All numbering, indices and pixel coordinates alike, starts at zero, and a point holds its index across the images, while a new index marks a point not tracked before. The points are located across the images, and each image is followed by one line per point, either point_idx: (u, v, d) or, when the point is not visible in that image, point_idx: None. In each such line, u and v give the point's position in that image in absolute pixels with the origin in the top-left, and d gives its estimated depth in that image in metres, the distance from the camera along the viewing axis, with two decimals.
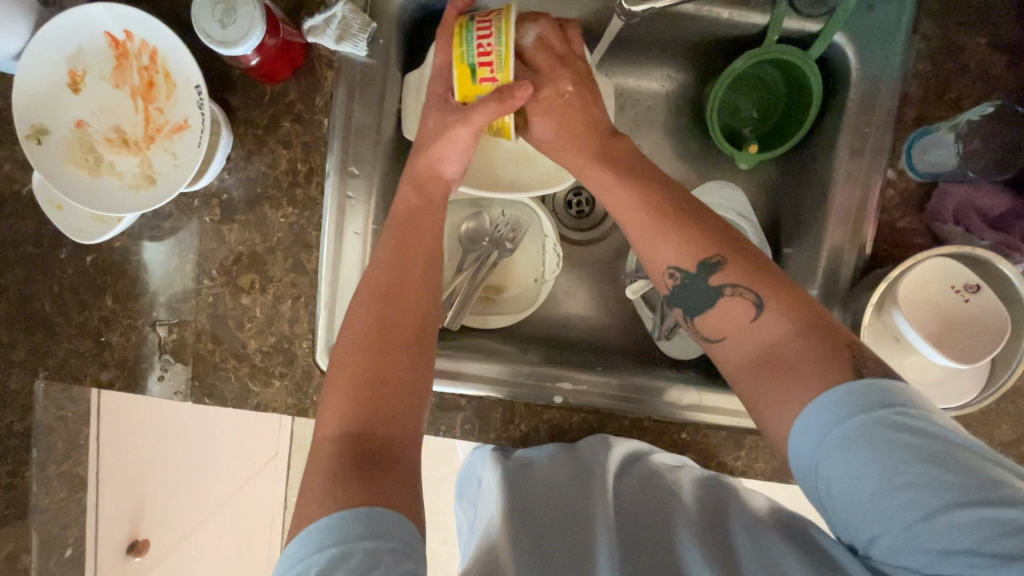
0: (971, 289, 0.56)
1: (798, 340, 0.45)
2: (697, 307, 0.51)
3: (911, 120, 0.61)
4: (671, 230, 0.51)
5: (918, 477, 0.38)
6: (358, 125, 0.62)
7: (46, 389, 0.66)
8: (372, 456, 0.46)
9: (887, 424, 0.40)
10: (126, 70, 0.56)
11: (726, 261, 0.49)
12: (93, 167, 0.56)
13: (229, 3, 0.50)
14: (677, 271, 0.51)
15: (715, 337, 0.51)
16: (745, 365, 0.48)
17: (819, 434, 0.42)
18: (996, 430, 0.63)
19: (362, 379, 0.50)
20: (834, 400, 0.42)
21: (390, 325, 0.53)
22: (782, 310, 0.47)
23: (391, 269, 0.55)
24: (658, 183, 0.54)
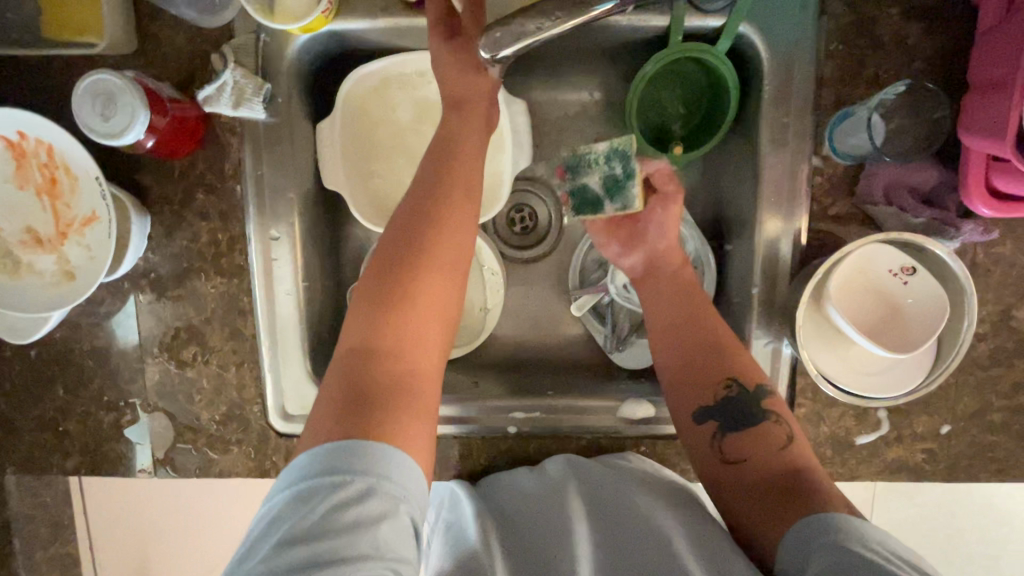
0: (907, 272, 0.54)
1: (798, 477, 0.49)
2: (727, 425, 0.55)
3: (832, 102, 0.58)
4: (725, 355, 0.57)
5: None
6: (273, 187, 0.61)
7: (18, 481, 0.68)
8: (383, 380, 0.47)
9: (849, 553, 0.41)
10: (27, 170, 0.55)
11: (776, 394, 0.55)
12: (13, 271, 0.56)
13: (107, 94, 0.50)
14: (733, 385, 0.56)
15: (736, 457, 0.53)
16: (758, 484, 0.50)
17: (797, 545, 0.44)
18: (956, 403, 0.62)
19: (389, 300, 0.51)
20: (810, 522, 0.44)
21: (421, 276, 0.52)
22: (805, 456, 0.51)
23: (416, 214, 0.54)
24: (717, 318, 0.60)
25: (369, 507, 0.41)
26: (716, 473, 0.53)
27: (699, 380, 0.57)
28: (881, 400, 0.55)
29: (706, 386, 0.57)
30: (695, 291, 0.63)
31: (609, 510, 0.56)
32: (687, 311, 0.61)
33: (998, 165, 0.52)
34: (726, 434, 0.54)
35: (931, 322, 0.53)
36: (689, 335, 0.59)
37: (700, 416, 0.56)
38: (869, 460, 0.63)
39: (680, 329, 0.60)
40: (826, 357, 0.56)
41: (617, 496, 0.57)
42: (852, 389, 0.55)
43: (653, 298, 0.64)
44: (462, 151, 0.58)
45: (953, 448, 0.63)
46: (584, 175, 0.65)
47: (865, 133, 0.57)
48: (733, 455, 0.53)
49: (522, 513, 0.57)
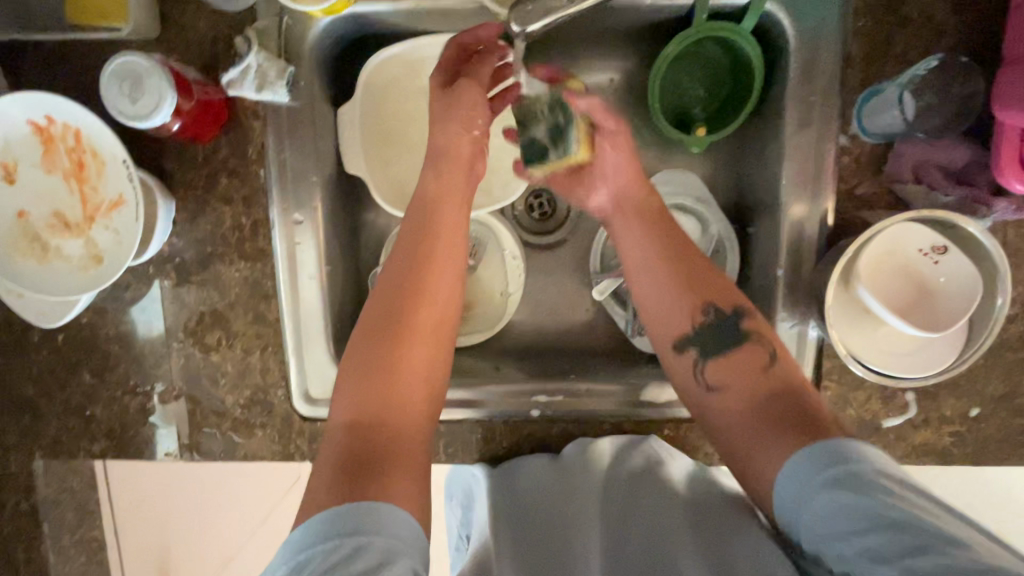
0: (938, 251, 0.54)
1: (786, 397, 0.53)
2: (711, 350, 0.57)
3: (860, 80, 0.57)
4: (704, 281, 0.59)
5: (882, 524, 0.41)
6: (295, 171, 0.61)
7: (46, 466, 0.69)
8: (362, 457, 0.49)
9: (854, 485, 0.44)
10: (54, 155, 0.56)
11: (754, 312, 0.57)
12: (41, 255, 0.57)
13: (135, 76, 0.50)
14: (712, 309, 0.57)
15: (715, 385, 0.56)
16: (741, 407, 0.54)
17: (800, 479, 0.47)
18: (985, 385, 0.62)
19: (372, 373, 0.53)
20: (821, 448, 0.47)
21: (409, 323, 0.56)
22: (787, 371, 0.54)
23: (401, 284, 0.57)
24: (690, 246, 0.61)
25: (365, 560, 0.42)
26: (703, 402, 0.56)
27: (680, 312, 0.58)
28: (912, 381, 0.54)
29: (684, 315, 0.58)
30: (670, 219, 0.63)
31: (627, 510, 0.58)
32: (662, 247, 0.60)
33: None
34: (708, 360, 0.57)
35: (963, 301, 0.53)
36: (668, 270, 0.59)
37: (681, 347, 0.58)
38: (896, 444, 0.63)
39: (658, 266, 0.60)
40: (855, 339, 0.56)
41: (631, 493, 0.59)
42: (882, 370, 0.55)
43: (626, 232, 0.62)
44: (446, 203, 0.60)
45: (981, 431, 0.62)
46: (530, 127, 0.63)
47: (897, 112, 0.55)
48: (714, 382, 0.56)
49: (536, 500, 0.61)
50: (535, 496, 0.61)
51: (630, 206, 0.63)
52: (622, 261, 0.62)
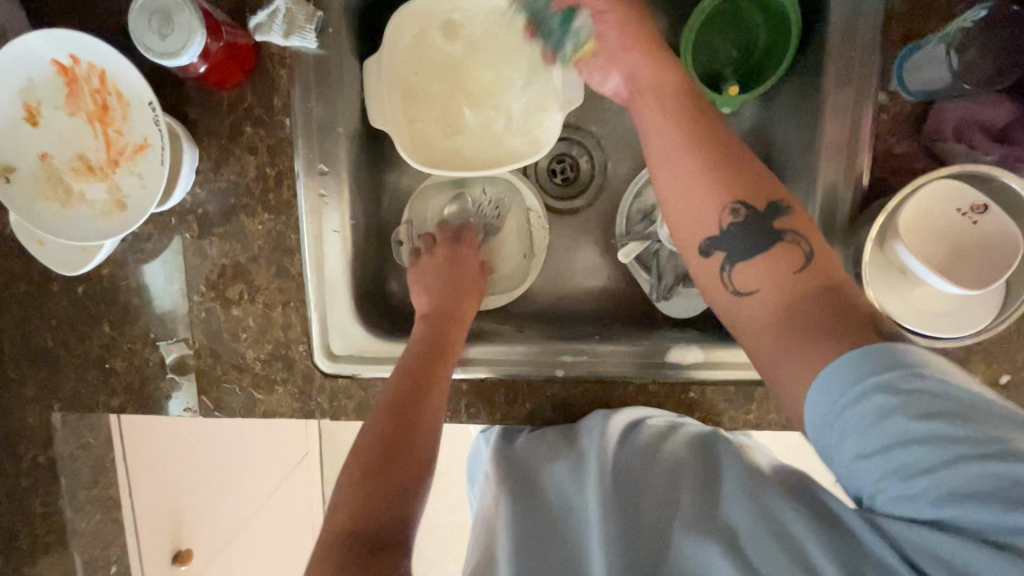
0: (978, 210, 0.53)
1: (828, 296, 0.43)
2: (738, 253, 0.47)
3: (901, 36, 0.56)
4: (737, 171, 0.49)
5: (925, 433, 0.36)
6: (321, 121, 0.60)
7: (64, 419, 0.68)
8: (378, 542, 0.46)
9: (895, 401, 0.37)
10: (79, 96, 0.55)
11: (793, 208, 0.48)
12: (64, 199, 0.56)
13: (164, 11, 0.49)
14: (742, 207, 0.47)
15: (743, 291, 0.47)
16: (774, 315, 0.44)
17: (829, 399, 0.39)
18: (1020, 352, 0.60)
19: (369, 490, 0.49)
20: (851, 360, 0.39)
21: (405, 433, 0.53)
22: (827, 271, 0.44)
23: (397, 414, 0.55)
24: (723, 132, 0.50)
25: None
26: (727, 308, 0.48)
27: (705, 205, 0.48)
28: (945, 340, 0.54)
29: (710, 210, 0.48)
30: (699, 107, 0.52)
31: (631, 483, 0.58)
32: (687, 132, 0.50)
33: None
34: (732, 265, 0.48)
35: (1002, 261, 0.52)
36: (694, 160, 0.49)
37: (705, 249, 0.48)
38: None
39: (675, 156, 0.50)
40: (891, 298, 0.55)
41: (640, 475, 0.58)
42: (916, 329, 0.55)
43: (648, 121, 0.53)
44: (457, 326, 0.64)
45: (1014, 400, 0.61)
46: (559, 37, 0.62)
47: (942, 66, 0.53)
48: (742, 286, 0.47)
49: (547, 484, 0.62)
50: (548, 481, 0.62)
51: (659, 87, 0.54)
52: (648, 162, 0.52)
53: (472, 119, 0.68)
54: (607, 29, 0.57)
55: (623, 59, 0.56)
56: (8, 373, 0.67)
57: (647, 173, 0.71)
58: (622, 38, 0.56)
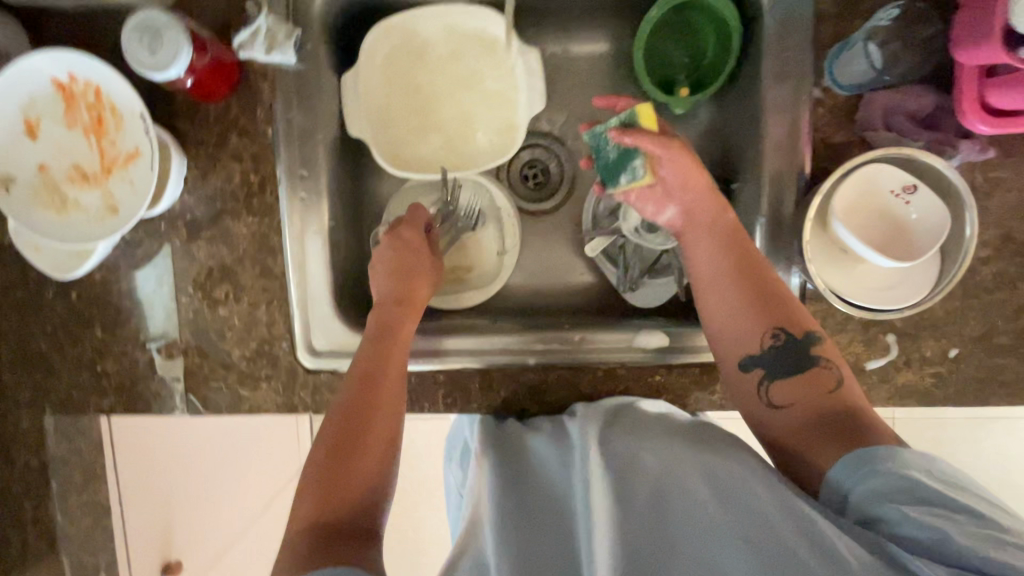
0: (909, 190, 0.57)
1: (844, 419, 0.50)
2: (776, 372, 0.55)
3: (829, 37, 0.62)
4: (772, 292, 0.58)
5: (931, 509, 0.43)
6: (302, 130, 0.65)
7: (56, 422, 0.71)
8: (338, 542, 0.47)
9: (899, 474, 0.45)
10: (76, 111, 0.59)
11: (824, 338, 0.55)
12: (60, 206, 0.60)
13: (153, 30, 0.54)
14: (781, 333, 0.56)
15: (779, 402, 0.54)
16: (803, 426, 0.52)
17: (848, 467, 0.47)
18: (964, 326, 0.64)
19: (329, 489, 0.50)
20: (857, 455, 0.47)
21: (362, 423, 0.54)
22: (854, 397, 0.52)
23: (354, 408, 0.55)
24: (757, 254, 0.60)
25: None
26: (764, 420, 0.55)
27: (748, 329, 0.57)
28: (887, 313, 0.58)
29: (753, 332, 0.57)
30: (739, 232, 0.62)
31: (628, 458, 0.55)
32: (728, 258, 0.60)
33: (991, 82, 0.55)
34: (770, 381, 0.55)
35: (933, 236, 0.56)
36: (725, 260, 0.60)
37: (746, 365, 0.56)
38: (881, 385, 0.64)
39: (722, 283, 0.59)
40: (835, 276, 0.59)
41: (635, 451, 0.55)
42: (861, 305, 0.58)
43: (697, 247, 0.62)
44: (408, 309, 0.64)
45: (963, 372, 0.64)
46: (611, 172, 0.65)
47: (865, 60, 0.59)
48: (779, 400, 0.54)
49: (541, 472, 0.60)
50: (541, 470, 0.60)
51: (718, 220, 0.62)
52: (697, 281, 0.62)
53: (450, 115, 0.74)
54: (666, 171, 0.62)
55: (681, 196, 0.63)
56: (4, 379, 0.70)
57: None
58: (682, 180, 0.63)
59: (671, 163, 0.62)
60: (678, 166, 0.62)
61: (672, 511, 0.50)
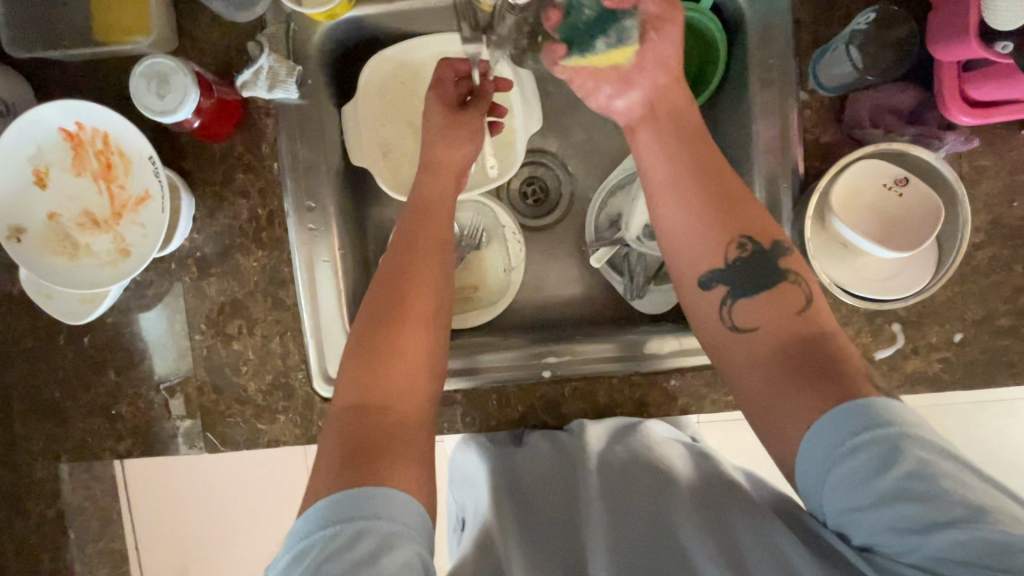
0: (901, 183, 0.59)
1: (816, 345, 0.50)
2: (738, 290, 0.55)
3: (810, 42, 0.64)
4: (732, 197, 0.57)
5: (907, 495, 0.41)
6: (306, 162, 0.66)
7: (71, 470, 0.70)
8: (364, 447, 0.49)
9: (892, 452, 0.42)
10: (84, 158, 0.60)
11: (790, 249, 0.55)
12: (71, 253, 0.60)
13: (161, 76, 0.55)
14: (746, 242, 0.55)
15: (746, 325, 0.54)
16: (771, 351, 0.51)
17: (825, 449, 0.45)
18: (966, 310, 0.65)
19: (362, 393, 0.52)
20: (849, 413, 0.44)
21: (398, 329, 0.55)
22: (819, 316, 0.52)
23: (385, 311, 0.56)
24: (729, 175, 0.58)
25: (362, 546, 0.42)
26: (727, 343, 0.54)
27: (711, 231, 0.56)
28: (893, 302, 0.59)
29: (715, 243, 0.56)
30: (708, 144, 0.60)
31: (629, 486, 0.59)
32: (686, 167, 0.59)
33: (969, 76, 0.58)
34: (733, 302, 0.55)
35: (929, 225, 0.58)
36: (692, 175, 0.58)
37: (707, 281, 0.56)
38: (890, 374, 0.66)
39: (693, 198, 0.57)
40: (837, 270, 0.61)
41: (635, 481, 0.59)
42: (865, 296, 0.59)
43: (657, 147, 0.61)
44: (429, 222, 0.62)
45: (969, 356, 0.66)
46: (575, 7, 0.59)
47: (848, 62, 0.61)
48: (744, 323, 0.54)
49: (538, 483, 0.62)
50: (539, 480, 0.63)
51: (680, 117, 0.61)
52: (654, 176, 0.61)
53: None
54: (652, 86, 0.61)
55: (643, 82, 0.61)
56: (15, 430, 0.69)
57: (609, 184, 0.77)
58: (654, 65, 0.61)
59: (664, 31, 0.59)
60: (676, 111, 0.61)
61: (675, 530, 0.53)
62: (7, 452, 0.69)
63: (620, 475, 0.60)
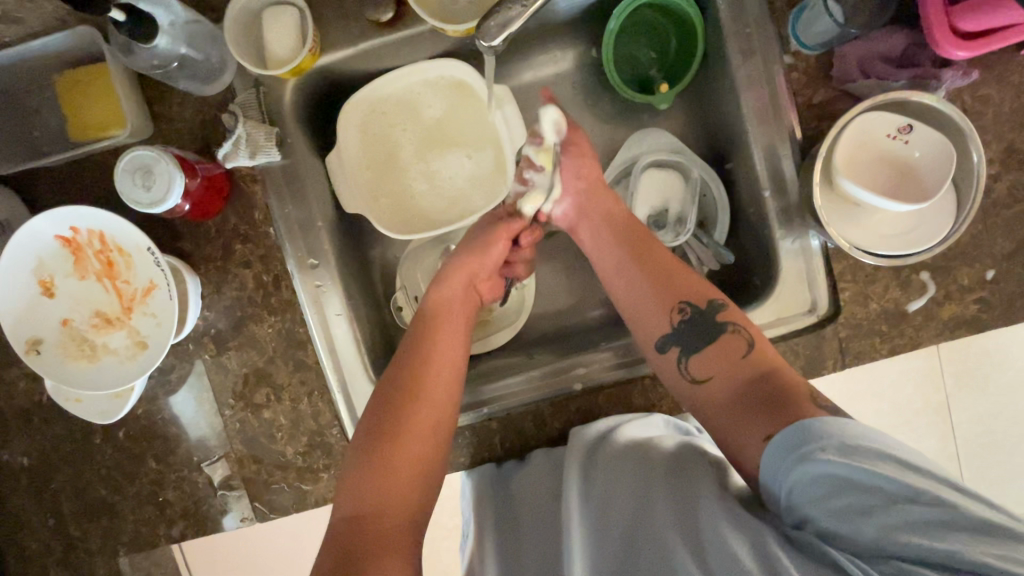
0: (905, 131, 0.57)
1: (772, 376, 0.55)
2: (689, 348, 0.59)
3: (785, 2, 0.62)
4: (672, 281, 0.63)
5: (849, 490, 0.45)
6: (300, 219, 0.66)
7: (131, 562, 0.71)
8: (350, 553, 0.50)
9: (825, 463, 0.45)
10: (85, 261, 0.60)
11: (729, 305, 0.60)
12: (90, 354, 0.61)
13: (144, 167, 0.55)
14: (686, 307, 0.61)
15: (703, 376, 0.58)
16: (729, 396, 0.56)
17: (783, 451, 0.48)
18: (994, 245, 0.63)
19: (361, 490, 0.55)
20: (782, 439, 0.49)
21: (405, 432, 0.57)
22: (762, 357, 0.56)
23: (388, 408, 0.58)
24: (660, 252, 0.65)
25: None
26: (691, 396, 0.59)
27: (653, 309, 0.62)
28: (919, 255, 0.57)
29: (663, 314, 0.61)
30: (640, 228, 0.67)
31: (604, 491, 0.58)
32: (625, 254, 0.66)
33: (955, 9, 0.55)
34: (688, 359, 0.59)
35: (942, 169, 0.55)
36: (639, 276, 0.64)
37: (664, 345, 0.60)
38: (927, 324, 0.64)
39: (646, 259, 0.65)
40: (854, 231, 0.59)
41: (612, 486, 0.59)
42: (889, 253, 0.58)
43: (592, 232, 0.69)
44: (449, 320, 0.65)
45: (1006, 291, 0.63)
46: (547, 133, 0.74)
47: (828, 19, 0.59)
48: (700, 374, 0.58)
49: (528, 502, 0.64)
50: (528, 498, 0.64)
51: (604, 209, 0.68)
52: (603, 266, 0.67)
53: (438, 164, 0.73)
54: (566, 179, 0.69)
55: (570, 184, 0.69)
56: (70, 533, 0.70)
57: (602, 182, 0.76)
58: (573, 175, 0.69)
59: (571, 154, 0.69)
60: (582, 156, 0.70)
61: (643, 535, 0.53)
62: (66, 557, 0.70)
63: (600, 479, 0.59)
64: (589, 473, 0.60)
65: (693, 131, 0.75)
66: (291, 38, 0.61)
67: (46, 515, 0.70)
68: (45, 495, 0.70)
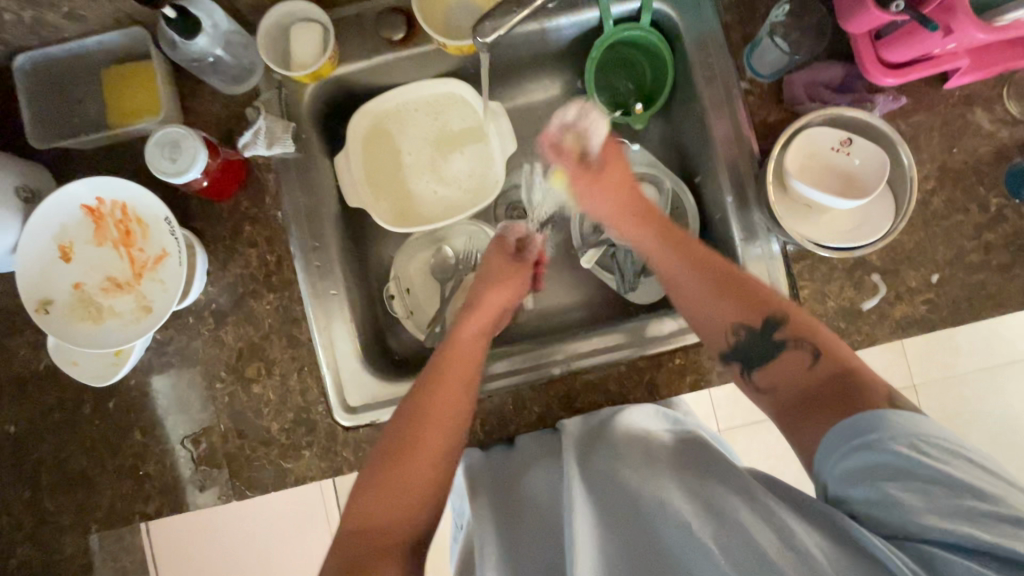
0: (846, 144, 0.65)
1: (843, 377, 0.53)
2: (756, 361, 0.60)
3: (740, 40, 0.73)
4: (738, 288, 0.62)
5: (913, 483, 0.45)
6: (307, 207, 0.72)
7: (100, 542, 0.70)
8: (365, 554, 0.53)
9: (889, 451, 0.46)
10: (105, 228, 0.65)
11: (791, 318, 0.59)
12: (96, 316, 0.65)
13: (174, 143, 0.62)
14: (746, 323, 0.60)
15: (768, 387, 0.59)
16: (793, 404, 0.56)
17: (831, 449, 0.49)
18: (936, 252, 0.70)
19: (381, 491, 0.57)
20: (845, 426, 0.49)
21: (411, 452, 0.59)
22: (835, 359, 0.55)
23: (400, 427, 0.61)
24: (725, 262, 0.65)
25: None
26: (764, 405, 0.60)
27: (716, 321, 0.62)
28: (865, 248, 0.63)
29: (719, 325, 0.62)
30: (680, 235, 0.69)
31: (613, 471, 0.57)
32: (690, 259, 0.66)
33: (881, 43, 0.66)
34: (754, 372, 0.60)
35: (877, 174, 0.64)
36: (698, 282, 0.64)
37: (727, 356, 0.62)
38: (881, 322, 0.69)
39: (706, 265, 0.65)
40: (807, 228, 0.66)
41: (612, 468, 0.57)
42: (839, 246, 0.64)
43: (641, 238, 0.71)
44: (455, 359, 0.66)
45: (950, 294, 0.69)
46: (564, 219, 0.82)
47: (776, 50, 0.68)
48: (766, 385, 0.59)
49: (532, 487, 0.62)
50: (529, 481, 0.62)
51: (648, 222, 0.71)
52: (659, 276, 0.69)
53: (437, 168, 0.81)
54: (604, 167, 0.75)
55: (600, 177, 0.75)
56: (44, 507, 0.70)
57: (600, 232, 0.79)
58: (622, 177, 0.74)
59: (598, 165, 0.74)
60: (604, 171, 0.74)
61: (650, 519, 0.52)
62: (36, 533, 0.69)
63: (598, 465, 0.58)
64: (597, 454, 0.59)
65: (667, 151, 0.84)
66: (314, 46, 0.69)
67: (23, 487, 0.70)
68: (25, 466, 0.70)
